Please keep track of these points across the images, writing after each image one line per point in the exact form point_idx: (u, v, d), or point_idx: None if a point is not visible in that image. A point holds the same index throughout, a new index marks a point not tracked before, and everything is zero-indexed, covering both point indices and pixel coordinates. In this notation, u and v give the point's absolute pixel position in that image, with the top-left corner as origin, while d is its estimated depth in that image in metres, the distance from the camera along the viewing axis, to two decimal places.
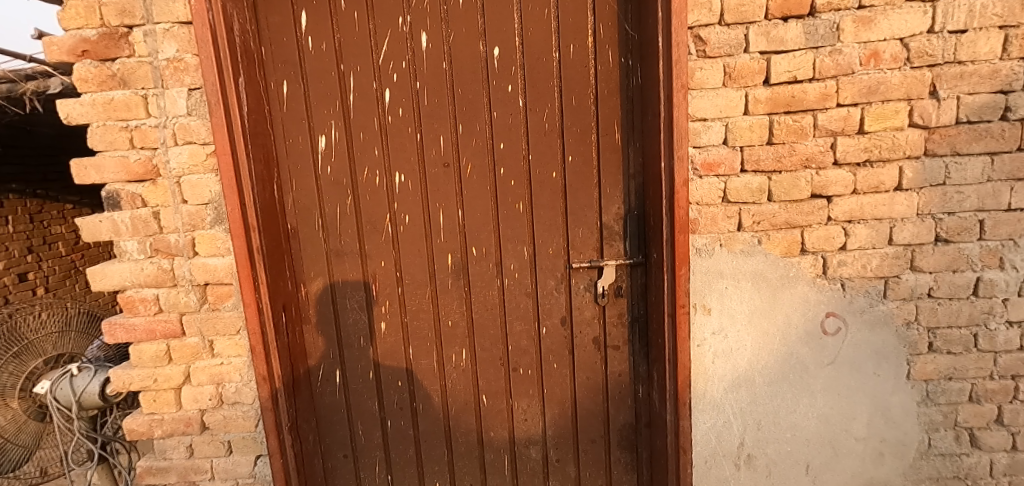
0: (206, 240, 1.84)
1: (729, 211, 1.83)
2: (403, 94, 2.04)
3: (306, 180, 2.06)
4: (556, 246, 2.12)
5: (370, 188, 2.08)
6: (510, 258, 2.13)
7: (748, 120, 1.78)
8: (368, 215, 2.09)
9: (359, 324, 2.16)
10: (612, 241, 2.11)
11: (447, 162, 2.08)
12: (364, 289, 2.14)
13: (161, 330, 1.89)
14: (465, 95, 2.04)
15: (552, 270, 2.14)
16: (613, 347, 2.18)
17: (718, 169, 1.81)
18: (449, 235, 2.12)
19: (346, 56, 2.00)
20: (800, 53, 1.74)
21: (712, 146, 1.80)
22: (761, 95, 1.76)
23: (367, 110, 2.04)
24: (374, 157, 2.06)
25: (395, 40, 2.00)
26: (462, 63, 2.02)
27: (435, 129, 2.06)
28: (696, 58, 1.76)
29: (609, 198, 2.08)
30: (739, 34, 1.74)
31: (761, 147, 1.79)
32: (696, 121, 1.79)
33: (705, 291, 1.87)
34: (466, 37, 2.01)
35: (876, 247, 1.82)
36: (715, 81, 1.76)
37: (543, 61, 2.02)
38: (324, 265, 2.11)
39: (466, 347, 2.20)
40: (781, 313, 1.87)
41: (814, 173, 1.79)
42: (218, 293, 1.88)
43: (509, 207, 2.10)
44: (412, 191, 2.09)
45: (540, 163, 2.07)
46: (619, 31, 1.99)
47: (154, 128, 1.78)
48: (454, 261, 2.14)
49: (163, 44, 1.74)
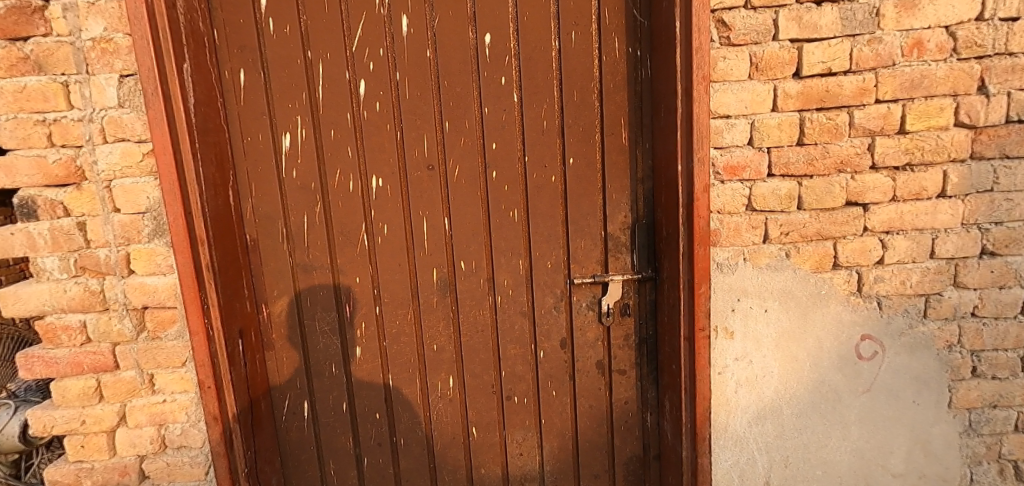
0: (144, 256, 1.55)
1: (754, 221, 1.61)
2: (380, 85, 1.78)
3: (268, 185, 1.80)
4: (555, 260, 1.91)
5: (343, 194, 1.83)
6: (504, 274, 1.91)
7: (776, 117, 1.56)
8: (341, 225, 1.84)
9: (330, 349, 1.91)
10: (618, 254, 1.90)
11: (431, 165, 1.83)
12: (336, 310, 1.89)
13: (89, 364, 1.58)
14: (452, 88, 1.80)
15: (550, 286, 1.92)
16: (618, 372, 1.96)
17: (742, 173, 1.59)
18: (435, 248, 1.88)
19: (313, 42, 1.75)
20: (836, 42, 1.52)
21: (736, 147, 1.58)
22: (791, 89, 1.54)
23: (339, 105, 1.78)
24: (347, 159, 1.81)
25: (370, 24, 1.75)
26: (448, 52, 1.77)
27: (417, 126, 1.81)
28: (719, 45, 1.54)
29: (614, 205, 1.88)
30: (767, 19, 1.52)
31: (791, 148, 1.57)
32: (718, 117, 1.57)
33: (728, 312, 1.65)
34: (453, 21, 1.76)
35: (916, 261, 1.63)
36: (740, 72, 1.54)
37: (541, 50, 1.78)
38: (289, 282, 1.86)
39: (454, 373, 1.96)
40: (812, 336, 1.65)
41: (850, 178, 1.59)
42: (159, 319, 1.58)
43: (501, 215, 1.87)
44: (392, 197, 1.84)
45: (538, 167, 1.85)
46: (626, 17, 1.77)
47: (77, 122, 1.48)
48: (440, 277, 1.90)
49: (88, 21, 1.45)
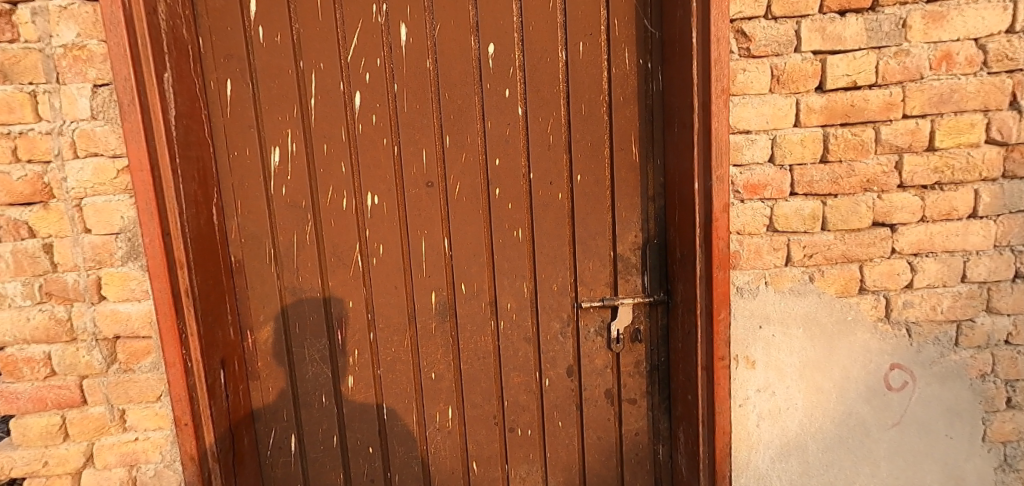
0: (116, 281, 1.42)
1: (776, 242, 1.51)
2: (377, 97, 1.68)
3: (255, 203, 1.69)
4: (561, 282, 1.80)
5: (336, 212, 1.72)
6: (507, 297, 1.80)
7: (799, 132, 1.47)
8: (333, 245, 1.73)
9: (320, 379, 1.78)
10: (628, 275, 1.80)
11: (430, 181, 1.72)
12: (327, 337, 1.77)
13: (53, 400, 1.44)
14: (453, 100, 1.70)
15: (556, 310, 1.81)
16: (628, 401, 1.85)
17: (763, 192, 1.49)
18: (434, 270, 1.77)
19: (305, 52, 1.65)
20: (862, 54, 1.44)
21: (757, 164, 1.48)
22: (815, 103, 1.45)
23: (332, 118, 1.68)
24: (341, 175, 1.70)
25: (367, 33, 1.65)
26: (450, 62, 1.68)
27: (415, 141, 1.70)
28: (739, 57, 1.45)
29: (624, 224, 1.77)
30: (789, 29, 1.44)
31: (815, 165, 1.48)
32: (738, 133, 1.47)
33: (749, 340, 1.54)
34: (455, 30, 1.66)
35: (947, 286, 1.53)
36: (760, 85, 1.45)
37: (547, 61, 1.69)
38: (276, 306, 1.74)
39: (453, 404, 1.83)
40: (838, 365, 1.55)
41: (877, 197, 1.49)
42: (132, 350, 1.45)
43: (505, 235, 1.76)
44: (388, 216, 1.73)
45: (544, 183, 1.74)
46: (637, 27, 1.69)
47: (45, 135, 1.36)
48: (439, 301, 1.78)
49: (59, 26, 1.33)
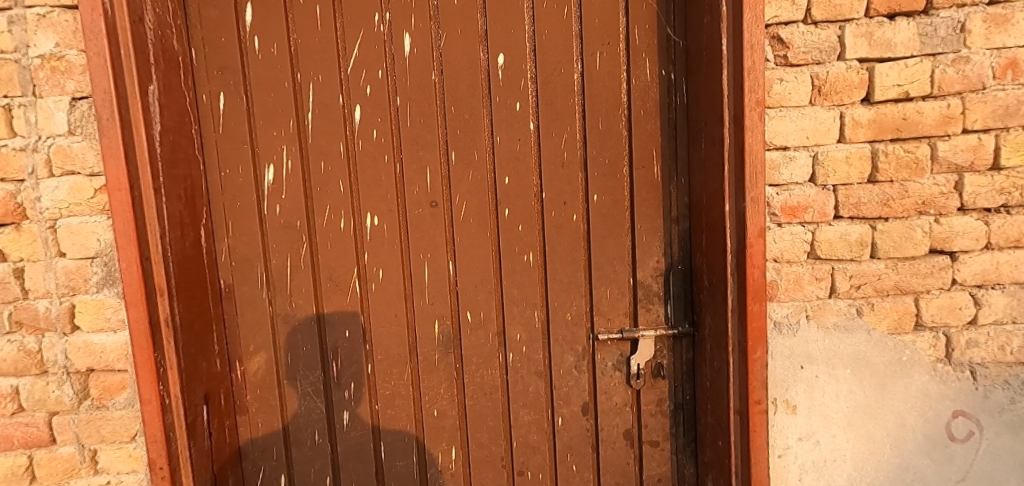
0: (91, 309, 1.31)
1: (818, 271, 1.34)
2: (378, 111, 1.57)
3: (247, 224, 1.58)
4: (576, 312, 1.64)
5: (333, 234, 1.59)
6: (516, 327, 1.65)
7: (845, 149, 1.31)
8: (330, 270, 1.61)
9: (314, 414, 1.65)
10: (649, 305, 1.64)
11: (434, 200, 1.60)
12: (321, 369, 1.63)
13: (20, 438, 1.32)
14: (460, 114, 1.57)
15: (571, 342, 1.65)
16: (650, 444, 1.68)
17: (803, 215, 1.33)
18: (438, 297, 1.63)
19: (302, 63, 1.54)
20: (914, 62, 1.28)
21: (796, 184, 1.32)
22: (862, 116, 1.30)
23: (330, 133, 1.56)
24: (339, 194, 1.58)
25: (368, 43, 1.55)
26: (456, 74, 1.56)
27: (419, 158, 1.58)
28: (776, 65, 1.30)
29: (645, 248, 1.62)
30: (831, 35, 1.29)
31: (862, 185, 1.32)
32: (775, 149, 1.32)
33: (789, 381, 1.36)
34: (462, 40, 1.55)
35: (1017, 322, 1.34)
36: (800, 97, 1.30)
37: (561, 73, 1.57)
38: (267, 334, 1.62)
39: (456, 443, 1.68)
40: (892, 412, 1.36)
41: (934, 222, 1.32)
42: (106, 384, 1.33)
43: (515, 259, 1.62)
44: (388, 239, 1.60)
45: (557, 204, 1.60)
46: (659, 35, 1.56)
47: (19, 152, 1.26)
48: (442, 330, 1.64)
49: (37, 35, 1.25)
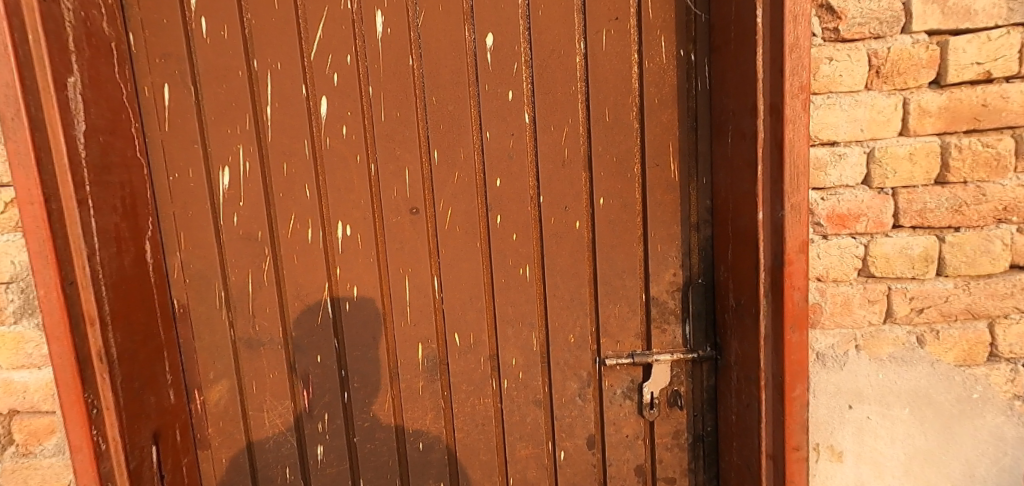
0: (8, 343, 1.13)
1: (872, 292, 1.11)
2: (347, 104, 1.34)
3: (201, 236, 1.37)
4: (580, 333, 1.43)
5: (299, 246, 1.39)
6: (512, 350, 1.44)
7: (907, 143, 1.07)
8: (297, 287, 1.41)
9: (284, 448, 1.46)
10: (664, 325, 1.42)
11: (414, 207, 1.38)
12: (291, 399, 1.44)
13: None
14: (442, 106, 1.35)
15: (574, 367, 1.44)
16: (665, 481, 1.47)
17: (854, 225, 1.10)
18: (421, 318, 1.42)
19: (258, 48, 1.32)
20: (999, 34, 1.04)
21: (846, 187, 1.09)
22: (930, 103, 1.06)
23: (293, 130, 1.35)
24: (305, 200, 1.37)
25: (334, 24, 1.32)
26: (437, 59, 1.33)
27: (396, 157, 1.36)
28: (824, 41, 1.06)
29: (660, 259, 1.39)
30: (894, 1, 1.05)
31: (928, 188, 1.08)
32: (821, 145, 1.09)
33: (834, 423, 1.14)
34: (444, 18, 1.32)
35: None
36: (853, 80, 1.06)
37: (560, 55, 1.33)
38: (229, 360, 1.42)
39: (445, 479, 1.49)
40: (959, 458, 1.14)
41: (1016, 231, 1.08)
42: (31, 428, 1.16)
43: (509, 273, 1.41)
44: (363, 251, 1.40)
45: (557, 209, 1.38)
46: (677, 8, 1.31)
47: None
48: (427, 354, 1.44)
49: None
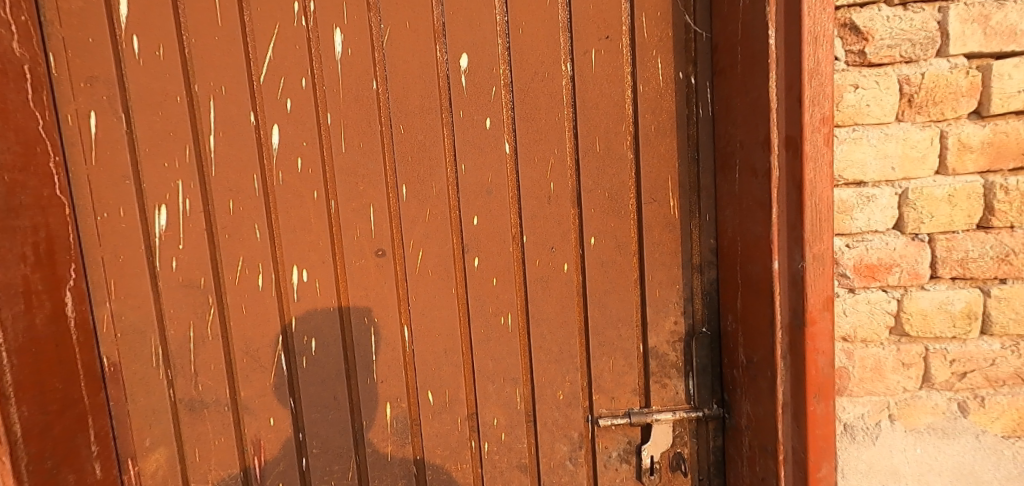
0: None
1: (907, 354, 0.96)
2: (303, 133, 1.18)
3: (134, 284, 1.19)
4: (569, 389, 1.26)
5: (249, 295, 1.21)
6: (492, 409, 1.27)
7: (945, 184, 0.93)
8: (246, 341, 1.23)
9: None
10: (665, 380, 1.26)
11: (380, 249, 1.21)
12: (240, 467, 1.26)
13: None
14: (411, 136, 1.19)
15: (563, 427, 1.27)
16: None
17: (884, 277, 0.95)
18: (389, 374, 1.25)
19: (199, 70, 1.15)
20: None
21: (875, 234, 0.94)
22: (971, 137, 0.92)
23: (240, 162, 1.18)
24: (254, 242, 1.20)
25: (288, 42, 1.16)
26: (405, 83, 1.17)
27: (360, 194, 1.20)
28: (848, 66, 0.92)
29: (660, 306, 1.23)
30: (928, 20, 0.91)
31: (970, 234, 0.94)
32: (847, 185, 0.94)
33: None
34: (413, 36, 1.16)
35: None
36: (882, 110, 0.92)
37: (544, 78, 1.18)
38: (167, 425, 1.24)
39: None
40: None
41: None
42: None
43: (488, 323, 1.24)
44: (322, 300, 1.22)
45: (543, 251, 1.22)
46: (675, 26, 1.17)
47: None
48: (396, 415, 1.27)
49: None
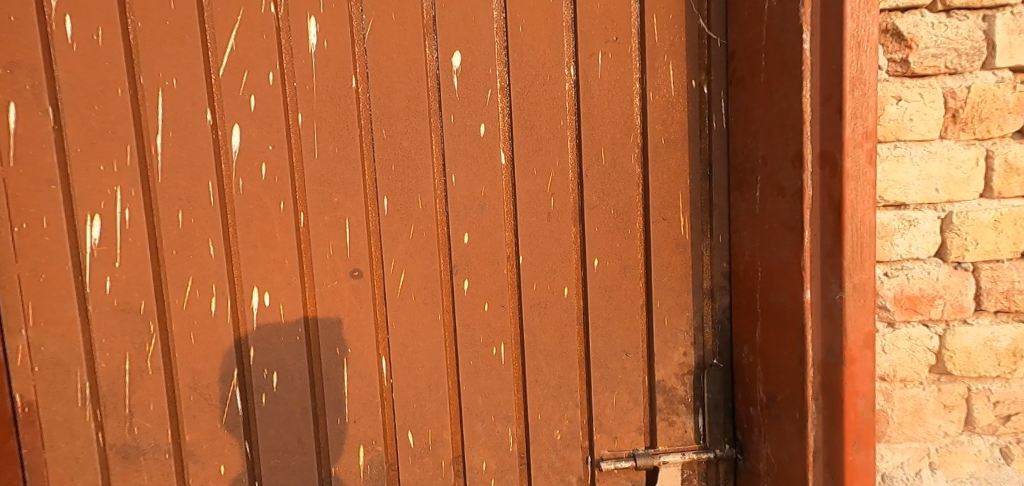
0: None
1: (949, 396, 0.87)
2: (268, 135, 1.02)
3: (57, 309, 1.00)
4: (567, 427, 1.13)
5: (199, 322, 1.04)
6: (480, 451, 1.12)
7: (991, 208, 0.84)
8: (194, 376, 1.05)
9: None
10: (673, 418, 1.14)
11: (356, 270, 1.06)
12: None
13: None
14: (394, 142, 1.05)
15: (560, 471, 1.14)
16: None
17: (926, 310, 0.86)
18: (364, 413, 1.09)
19: (146, 59, 0.99)
20: None
21: (916, 262, 0.85)
22: (1017, 157, 0.84)
23: (192, 167, 1.01)
24: (207, 261, 1.03)
25: (253, 31, 1.00)
26: (389, 82, 1.04)
27: (333, 206, 1.04)
28: (889, 75, 0.83)
29: (668, 336, 1.12)
30: (973, 28, 0.83)
31: (1015, 263, 0.85)
32: (887, 208, 0.85)
33: None
34: (399, 30, 1.03)
35: None
36: (925, 125, 0.83)
37: (545, 82, 1.06)
38: (94, 476, 1.04)
39: None
40: None
41: None
42: None
43: (478, 354, 1.10)
44: (287, 327, 1.06)
45: (541, 273, 1.09)
46: (689, 30, 1.07)
47: None
48: (370, 460, 1.10)
49: None
